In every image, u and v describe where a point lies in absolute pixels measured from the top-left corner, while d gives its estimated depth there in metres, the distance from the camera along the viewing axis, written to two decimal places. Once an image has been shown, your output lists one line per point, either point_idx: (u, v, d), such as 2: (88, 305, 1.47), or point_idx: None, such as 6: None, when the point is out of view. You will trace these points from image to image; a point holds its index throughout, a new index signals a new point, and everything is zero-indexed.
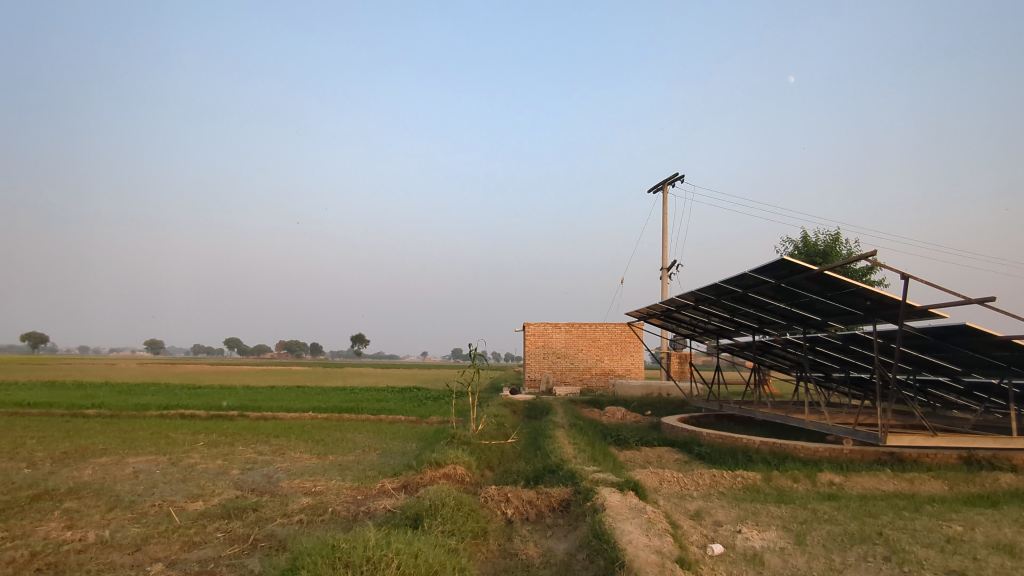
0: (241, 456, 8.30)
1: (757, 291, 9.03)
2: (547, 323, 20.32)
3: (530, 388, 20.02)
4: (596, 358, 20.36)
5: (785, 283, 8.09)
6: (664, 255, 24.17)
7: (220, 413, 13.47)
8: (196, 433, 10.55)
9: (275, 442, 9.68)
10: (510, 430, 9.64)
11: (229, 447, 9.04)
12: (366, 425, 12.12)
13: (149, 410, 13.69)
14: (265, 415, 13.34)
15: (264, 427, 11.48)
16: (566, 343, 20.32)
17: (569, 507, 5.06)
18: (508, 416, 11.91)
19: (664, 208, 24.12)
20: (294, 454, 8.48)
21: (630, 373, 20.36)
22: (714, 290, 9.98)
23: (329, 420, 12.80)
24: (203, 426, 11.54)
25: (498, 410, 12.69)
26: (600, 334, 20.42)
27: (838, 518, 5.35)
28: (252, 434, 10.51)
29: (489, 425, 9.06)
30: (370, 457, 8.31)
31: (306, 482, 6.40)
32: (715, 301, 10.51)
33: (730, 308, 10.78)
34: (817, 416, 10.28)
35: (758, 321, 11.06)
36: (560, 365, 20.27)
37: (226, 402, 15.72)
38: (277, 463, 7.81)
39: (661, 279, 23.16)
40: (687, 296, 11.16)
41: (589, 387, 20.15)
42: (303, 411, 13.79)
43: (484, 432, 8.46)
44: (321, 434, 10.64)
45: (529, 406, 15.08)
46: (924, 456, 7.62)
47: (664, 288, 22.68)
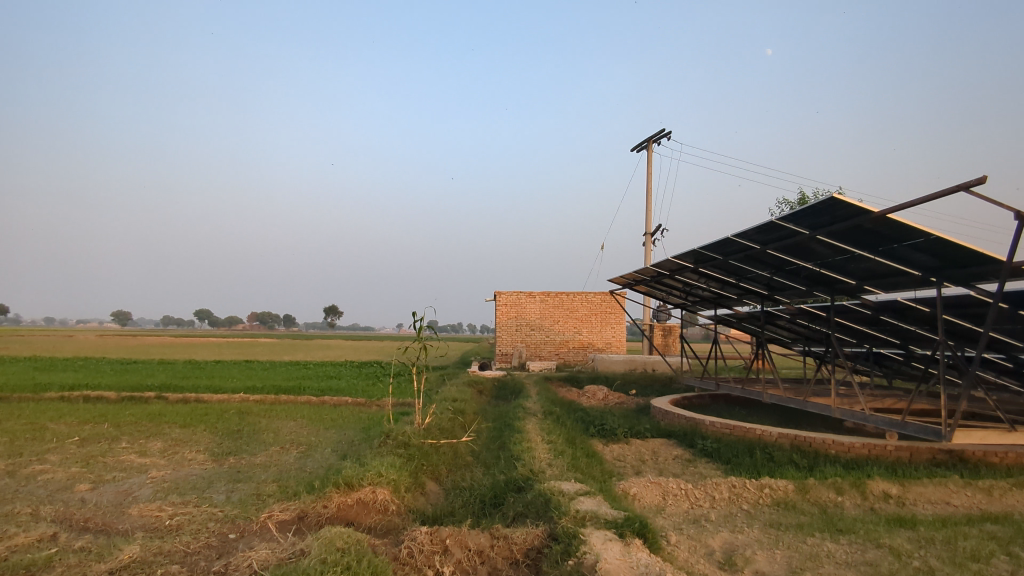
0: (114, 457, 6.31)
1: (782, 245, 7.19)
2: (521, 291, 18.51)
3: (501, 363, 18.25)
4: (574, 331, 18.60)
5: (825, 234, 6.23)
6: (648, 220, 22.40)
7: (134, 394, 11.36)
8: (83, 421, 8.49)
9: (175, 434, 7.69)
10: (469, 420, 7.79)
11: (107, 444, 7.01)
12: (303, 411, 10.17)
13: (44, 391, 11.48)
14: (186, 397, 11.29)
15: (174, 414, 9.46)
16: (541, 314, 18.52)
17: (542, 566, 3.23)
18: (472, 400, 10.06)
19: (649, 168, 22.30)
20: (186, 455, 6.50)
21: (610, 347, 18.66)
22: (722, 244, 8.12)
23: (260, 404, 10.79)
24: (100, 413, 9.44)
25: (460, 393, 10.80)
26: (579, 304, 18.63)
27: (936, 569, 3.61)
28: (153, 423, 8.49)
29: (442, 415, 7.18)
30: (284, 459, 6.39)
31: (167, 507, 4.47)
32: (719, 258, 8.69)
33: (739, 267, 8.99)
34: (839, 401, 8.63)
35: (768, 283, 9.34)
36: (534, 338, 18.49)
37: (150, 380, 13.58)
38: (154, 469, 5.85)
39: (644, 245, 21.41)
40: (686, 253, 9.32)
41: (566, 362, 18.44)
42: (234, 393, 11.76)
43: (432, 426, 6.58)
44: (240, 424, 8.67)
45: (499, 385, 13.28)
46: (993, 455, 5.98)
47: (647, 255, 20.96)
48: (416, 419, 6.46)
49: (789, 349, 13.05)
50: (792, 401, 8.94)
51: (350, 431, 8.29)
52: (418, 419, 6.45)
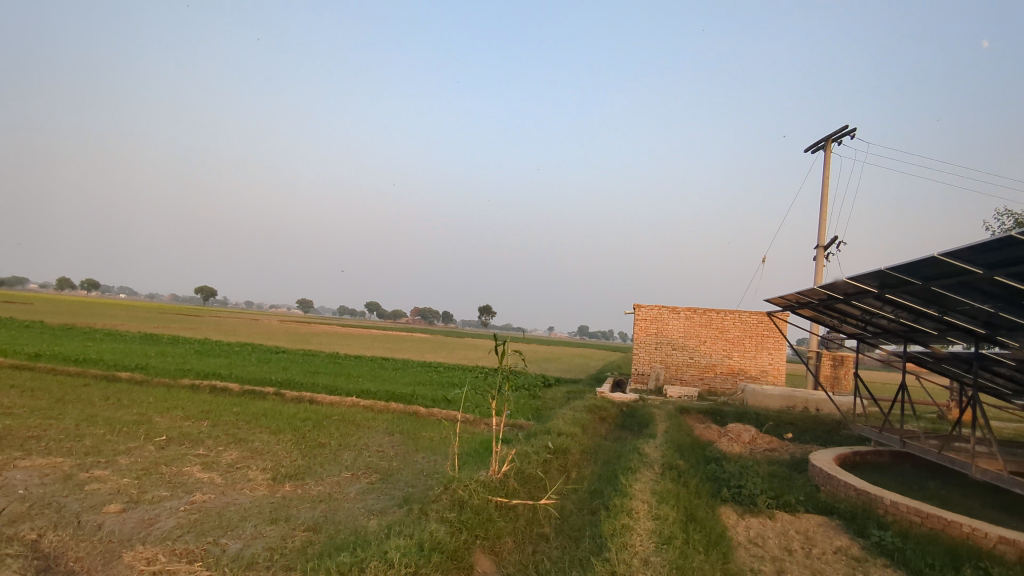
0: (176, 467, 5.87)
1: (1019, 268, 5.02)
2: (663, 306, 16.70)
3: (636, 384, 16.53)
4: (722, 354, 16.38)
5: None
6: (822, 231, 19.35)
7: (254, 389, 11.44)
8: (188, 415, 8.44)
9: (260, 442, 7.26)
10: (569, 467, 6.49)
11: (186, 448, 6.66)
12: (404, 425, 9.46)
13: (181, 376, 11.99)
14: (301, 396, 11.14)
15: (276, 415, 9.17)
16: (684, 332, 16.55)
17: None
18: (585, 433, 8.70)
19: (825, 172, 19.30)
20: (249, 473, 5.90)
21: (765, 376, 16.18)
22: (921, 264, 6.01)
23: (366, 412, 10.28)
24: (211, 407, 9.41)
25: (575, 421, 9.49)
26: (730, 324, 16.38)
27: None
28: (249, 425, 8.20)
29: (532, 458, 5.98)
30: (344, 492, 5.55)
31: (161, 556, 3.70)
32: (915, 282, 6.52)
33: (942, 296, 6.74)
34: None
35: (987, 317, 6.94)
36: (675, 359, 16.56)
37: (280, 373, 13.79)
38: (202, 489, 5.27)
39: (815, 260, 18.47)
40: (866, 274, 7.20)
41: (711, 389, 16.29)
42: (347, 396, 11.43)
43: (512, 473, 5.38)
44: (331, 435, 8.11)
45: (625, 414, 11.75)
46: None
47: (817, 272, 18.08)
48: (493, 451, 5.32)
49: (1007, 402, 10.10)
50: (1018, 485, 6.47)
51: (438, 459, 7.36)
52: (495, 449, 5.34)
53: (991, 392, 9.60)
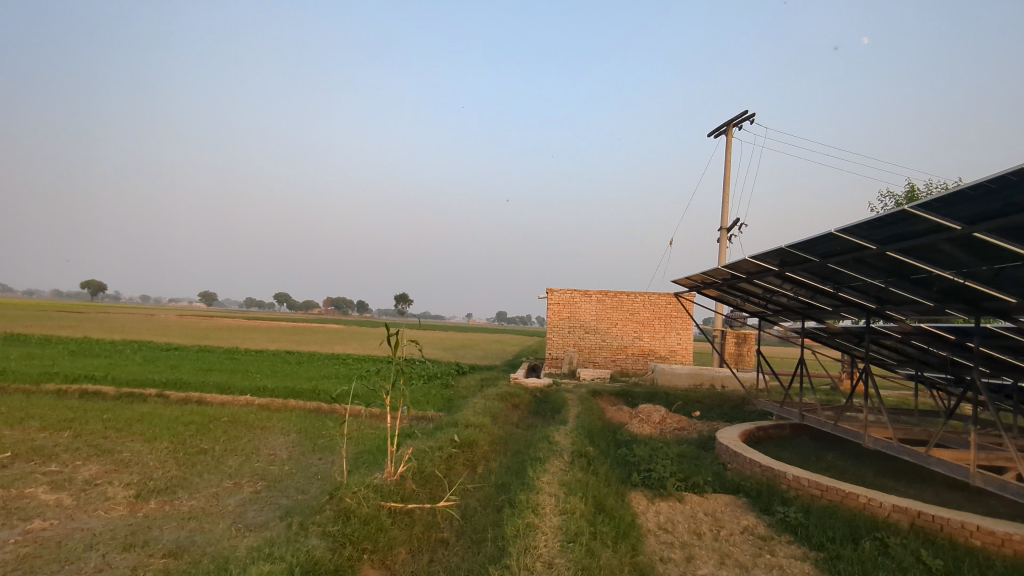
0: (16, 490, 5.03)
1: (912, 244, 5.11)
2: (575, 289, 16.70)
3: (550, 368, 16.48)
4: (634, 336, 16.61)
5: (997, 226, 4.15)
6: (724, 213, 20.04)
7: (133, 391, 10.34)
8: (46, 426, 7.41)
9: (128, 452, 6.44)
10: (474, 462, 6.15)
11: (33, 465, 5.76)
12: (303, 423, 8.79)
13: (44, 381, 10.66)
14: (187, 397, 10.18)
15: (155, 420, 8.26)
16: (596, 315, 16.63)
17: None
18: (496, 423, 8.41)
19: (727, 156, 19.98)
20: (108, 490, 5.15)
21: (674, 355, 16.56)
22: (819, 241, 6.08)
23: (262, 411, 9.50)
24: (78, 413, 8.36)
25: (486, 409, 9.18)
26: (640, 306, 16.61)
27: None
28: (119, 433, 7.29)
29: (436, 455, 5.59)
30: (221, 507, 4.93)
31: None
32: (814, 259, 6.63)
33: (838, 273, 6.91)
34: (971, 458, 6.50)
35: (877, 292, 7.20)
36: (588, 342, 16.64)
37: (166, 373, 12.61)
38: (45, 515, 4.51)
39: (718, 241, 19.09)
40: (769, 252, 7.27)
41: (623, 370, 16.50)
42: (241, 394, 10.56)
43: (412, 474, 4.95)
44: (217, 440, 7.36)
45: (538, 400, 11.57)
46: None
47: (721, 253, 18.71)
48: (388, 449, 4.88)
49: (891, 371, 10.73)
50: (906, 452, 6.77)
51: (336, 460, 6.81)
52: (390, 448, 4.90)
53: (878, 361, 10.20)
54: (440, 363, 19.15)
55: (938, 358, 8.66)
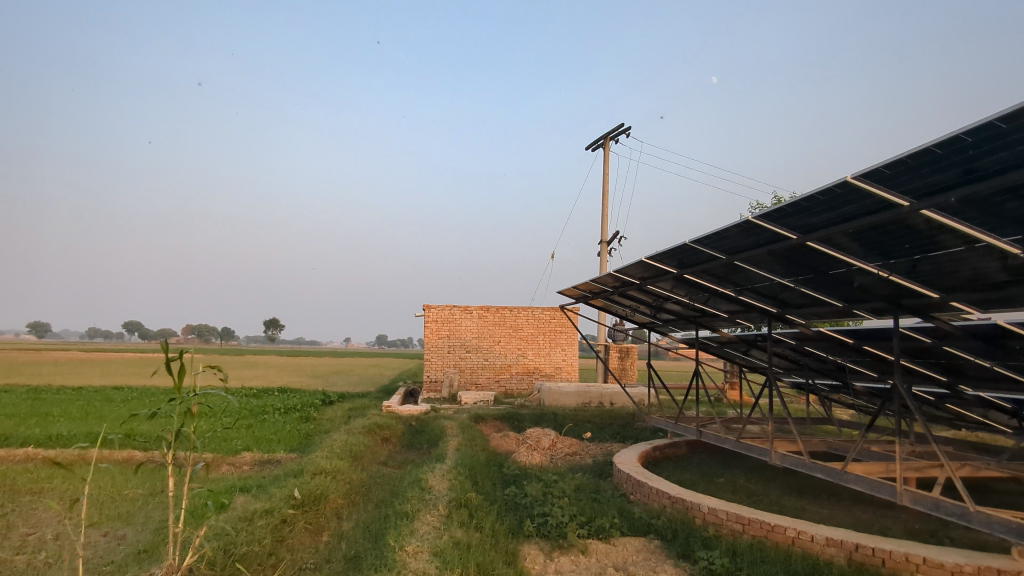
0: None
1: (839, 227, 4.49)
2: (454, 306, 15.45)
3: (428, 393, 15.04)
4: (517, 354, 15.61)
5: (949, 199, 3.61)
6: (604, 226, 19.82)
7: None
8: None
9: None
10: (317, 530, 4.64)
11: None
12: (97, 483, 6.71)
13: None
14: None
15: None
16: (478, 333, 15.47)
17: None
18: (357, 466, 6.89)
19: (605, 168, 19.90)
20: None
21: (560, 372, 15.75)
22: (730, 229, 5.34)
23: (44, 469, 7.26)
24: None
25: (347, 447, 7.61)
26: (524, 322, 15.68)
27: None
28: None
29: (259, 530, 4.03)
30: None
31: None
32: (721, 253, 5.90)
33: (741, 271, 6.26)
34: (883, 471, 6.00)
35: (779, 293, 6.64)
36: (469, 362, 15.41)
37: None
38: None
39: (599, 254, 18.74)
40: (668, 249, 6.48)
41: (507, 391, 15.43)
42: (21, 447, 8.15)
43: (202, 566, 3.38)
44: None
45: (413, 431, 10.13)
46: None
47: (603, 265, 18.38)
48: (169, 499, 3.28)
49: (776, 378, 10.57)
50: (817, 467, 6.11)
51: (123, 540, 4.96)
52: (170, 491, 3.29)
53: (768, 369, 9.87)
54: (305, 393, 17.06)
55: (826, 364, 8.41)
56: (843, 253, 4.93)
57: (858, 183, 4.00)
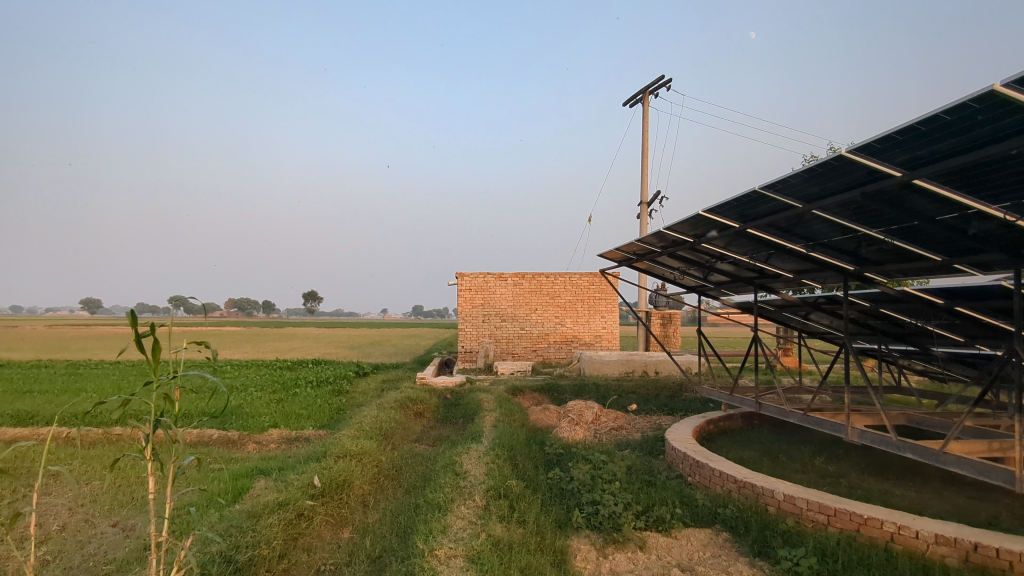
0: None
1: (960, 158, 3.61)
2: (489, 273, 14.83)
3: (464, 363, 14.55)
4: (555, 322, 14.94)
5: None
6: (644, 187, 18.86)
7: None
8: None
9: None
10: (336, 527, 4.08)
11: None
12: (116, 466, 6.34)
13: None
14: None
15: None
16: (513, 301, 14.85)
17: None
18: (387, 446, 6.36)
19: (644, 126, 18.89)
20: None
21: (600, 340, 15.04)
22: (812, 168, 4.54)
23: (65, 449, 6.95)
24: None
25: (377, 424, 7.12)
26: (561, 288, 14.99)
27: None
28: None
29: (264, 537, 3.47)
30: None
31: None
32: (794, 200, 5.08)
33: (817, 223, 5.44)
34: (985, 450, 5.17)
35: (859, 247, 5.77)
36: (504, 331, 14.83)
37: None
38: None
39: (639, 217, 17.84)
40: (730, 198, 5.67)
41: (544, 361, 14.83)
42: (47, 427, 7.90)
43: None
44: None
45: (448, 404, 9.62)
46: None
47: (643, 228, 17.51)
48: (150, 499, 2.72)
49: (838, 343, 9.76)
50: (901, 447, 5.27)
51: (131, 534, 4.50)
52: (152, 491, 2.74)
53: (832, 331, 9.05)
54: (341, 365, 16.81)
55: (903, 328, 7.57)
56: (953, 183, 4.05)
57: (994, 96, 3.13)
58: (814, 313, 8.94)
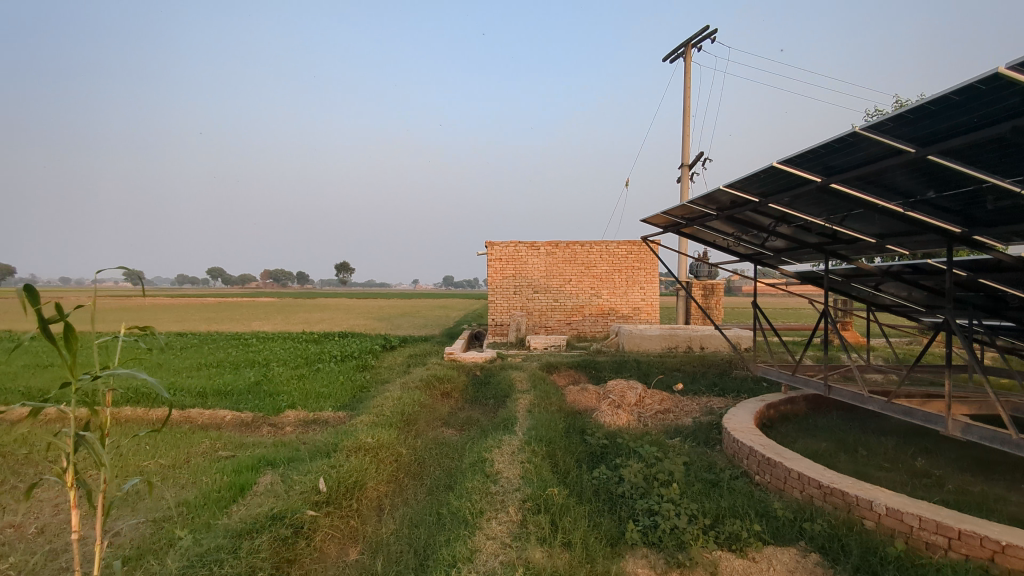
0: None
1: None
2: (520, 242, 14.01)
3: (495, 337, 13.85)
4: (591, 293, 14.08)
5: None
6: (684, 148, 17.66)
7: None
8: None
9: None
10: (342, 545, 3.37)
11: None
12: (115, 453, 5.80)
13: None
14: None
15: None
16: (546, 271, 14.02)
17: None
18: (408, 435, 5.68)
19: (686, 83, 17.60)
20: None
21: (638, 313, 14.15)
22: (917, 108, 3.56)
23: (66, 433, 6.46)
24: None
25: (398, 408, 6.43)
26: (597, 258, 14.08)
27: None
28: None
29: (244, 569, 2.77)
30: None
31: None
32: (892, 149, 4.10)
33: (919, 178, 4.44)
34: None
35: (970, 207, 4.77)
36: (537, 303, 14.05)
37: None
38: None
39: (679, 181, 16.74)
40: (808, 149, 4.70)
41: (579, 334, 14.03)
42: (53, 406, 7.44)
43: None
44: None
45: (477, 382, 8.92)
46: None
47: (684, 193, 16.41)
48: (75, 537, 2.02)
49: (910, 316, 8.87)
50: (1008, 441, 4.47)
51: (111, 542, 3.89)
52: (76, 527, 2.04)
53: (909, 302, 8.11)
54: (368, 338, 16.28)
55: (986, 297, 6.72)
56: None
57: None
58: (884, 282, 8.06)
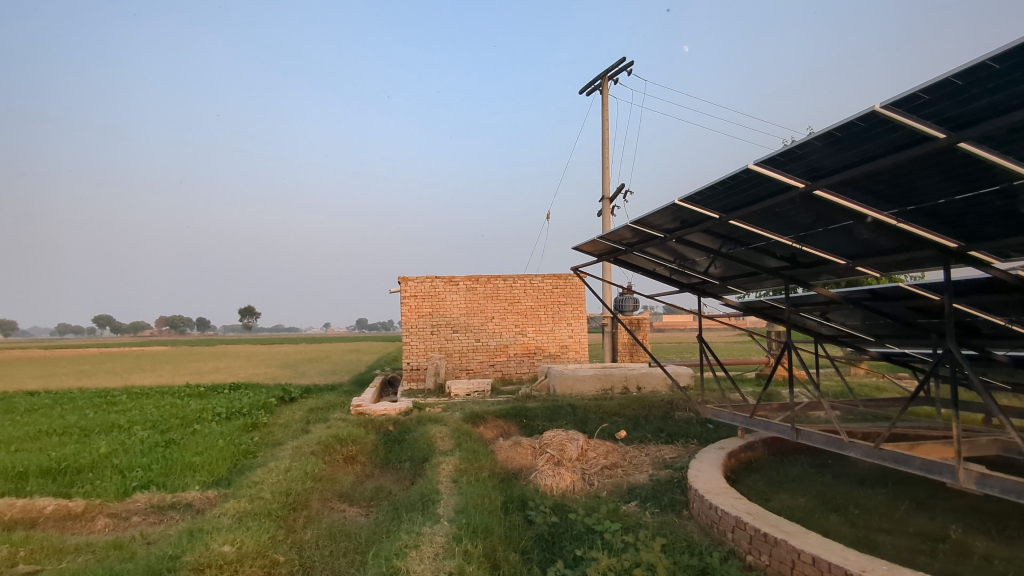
0: None
1: None
2: (437, 277, 12.78)
3: (410, 383, 12.39)
4: (515, 332, 12.97)
5: None
6: (604, 181, 17.22)
7: None
8: None
9: None
10: None
11: None
12: None
13: None
14: None
15: None
16: (466, 308, 12.82)
17: None
18: (292, 528, 4.21)
19: (604, 117, 17.34)
20: None
21: (566, 352, 13.16)
22: (969, 72, 2.66)
23: None
24: None
25: (282, 487, 4.94)
26: (521, 293, 13.06)
27: None
28: None
29: None
30: None
31: None
32: (911, 136, 3.26)
33: (921, 178, 3.68)
34: None
35: (970, 217, 4.07)
36: (456, 344, 12.76)
37: None
38: None
39: (601, 215, 16.20)
40: (793, 145, 3.83)
41: (504, 376, 12.84)
42: None
43: None
44: None
45: (389, 441, 7.48)
46: None
47: (606, 226, 15.86)
48: None
49: (855, 347, 8.42)
50: None
51: None
52: None
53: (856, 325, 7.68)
54: (264, 389, 14.30)
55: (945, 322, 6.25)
56: None
57: None
58: (833, 309, 7.54)
